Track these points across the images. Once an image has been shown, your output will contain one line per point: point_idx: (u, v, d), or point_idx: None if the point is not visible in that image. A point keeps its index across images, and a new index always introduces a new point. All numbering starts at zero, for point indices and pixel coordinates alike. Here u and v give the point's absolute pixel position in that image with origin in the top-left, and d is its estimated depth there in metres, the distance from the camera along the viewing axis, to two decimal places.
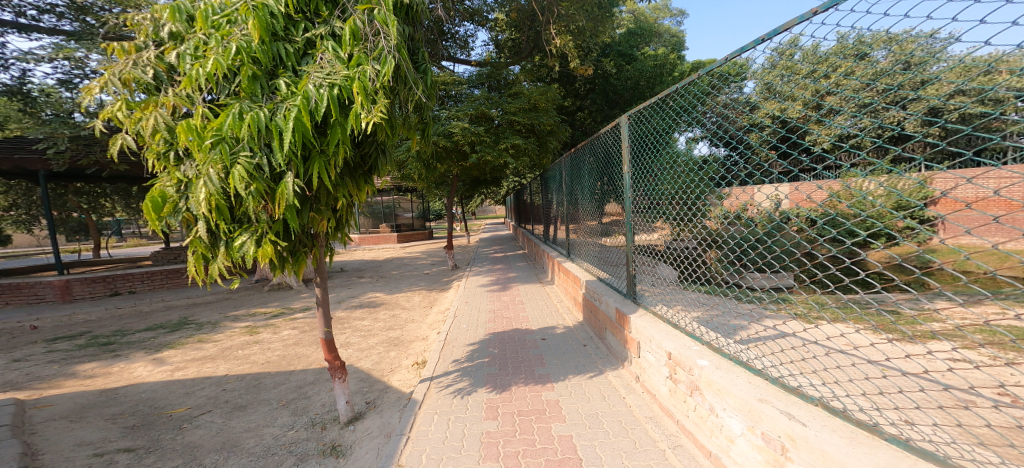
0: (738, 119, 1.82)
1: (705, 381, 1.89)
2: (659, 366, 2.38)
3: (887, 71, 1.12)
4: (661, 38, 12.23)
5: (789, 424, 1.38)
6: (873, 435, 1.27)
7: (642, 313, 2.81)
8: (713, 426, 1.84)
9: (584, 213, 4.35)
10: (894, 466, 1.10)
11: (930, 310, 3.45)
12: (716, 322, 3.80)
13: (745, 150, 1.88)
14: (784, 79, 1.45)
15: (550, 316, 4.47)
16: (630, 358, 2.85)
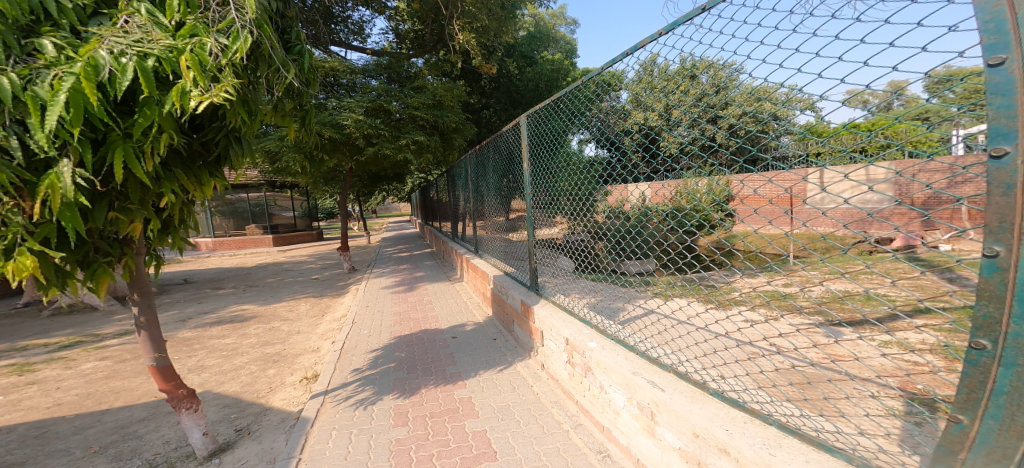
0: (617, 124, 2.07)
1: (594, 362, 2.13)
2: (558, 352, 2.59)
3: (707, 91, 1.42)
4: (557, 45, 13.10)
5: (653, 392, 1.66)
6: (704, 391, 1.62)
7: (544, 303, 3.02)
8: (603, 401, 2.07)
9: (490, 210, 4.45)
10: (716, 414, 1.43)
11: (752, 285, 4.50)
12: (602, 306, 4.39)
13: (622, 153, 2.14)
14: (653, 92, 1.70)
15: (461, 314, 4.48)
16: (535, 348, 3.01)
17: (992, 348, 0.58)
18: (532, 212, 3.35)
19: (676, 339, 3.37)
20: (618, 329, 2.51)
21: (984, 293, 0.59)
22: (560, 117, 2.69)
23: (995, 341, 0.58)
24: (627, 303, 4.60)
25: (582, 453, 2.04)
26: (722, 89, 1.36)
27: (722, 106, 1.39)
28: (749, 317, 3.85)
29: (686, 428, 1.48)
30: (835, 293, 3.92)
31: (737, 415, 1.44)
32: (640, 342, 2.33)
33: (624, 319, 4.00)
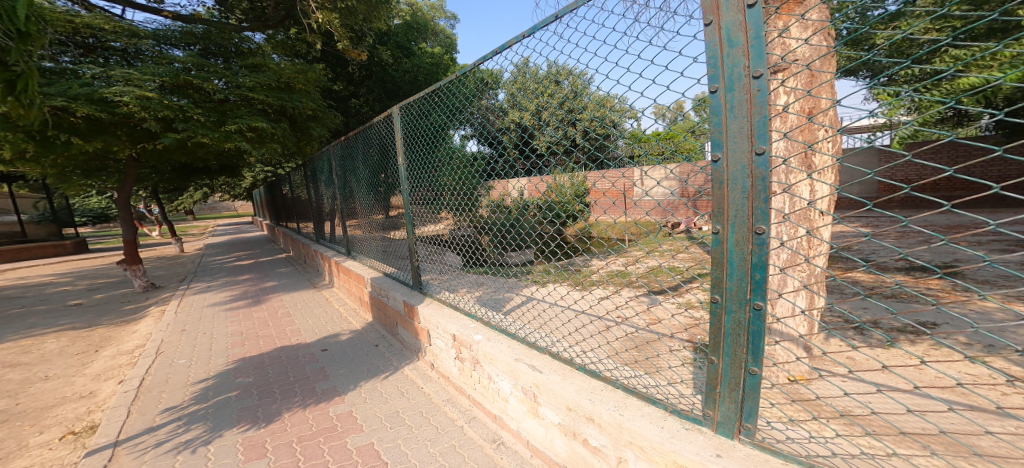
0: (496, 121, 2.16)
1: (481, 354, 2.18)
2: (446, 349, 2.57)
3: (567, 97, 1.63)
4: (435, 37, 12.93)
5: (534, 375, 1.80)
6: (573, 367, 1.84)
7: (429, 302, 2.93)
8: (493, 391, 2.14)
9: (364, 206, 4.12)
10: (585, 385, 1.66)
11: (606, 268, 5.34)
12: (488, 298, 4.59)
13: (502, 149, 2.23)
14: (526, 91, 1.86)
15: (332, 323, 4.06)
16: (423, 348, 2.92)
17: (718, 303, 1.12)
18: (411, 208, 3.19)
19: (555, 323, 3.71)
20: (502, 317, 2.62)
21: (714, 261, 1.10)
22: (438, 111, 2.64)
23: (719, 299, 1.12)
24: (508, 292, 4.86)
25: (478, 446, 2.07)
26: (582, 94, 1.58)
27: (576, 111, 1.59)
28: (606, 296, 4.50)
29: (562, 404, 1.67)
30: (661, 270, 4.89)
31: (597, 384, 1.68)
32: (522, 328, 2.44)
33: (508, 309, 4.20)
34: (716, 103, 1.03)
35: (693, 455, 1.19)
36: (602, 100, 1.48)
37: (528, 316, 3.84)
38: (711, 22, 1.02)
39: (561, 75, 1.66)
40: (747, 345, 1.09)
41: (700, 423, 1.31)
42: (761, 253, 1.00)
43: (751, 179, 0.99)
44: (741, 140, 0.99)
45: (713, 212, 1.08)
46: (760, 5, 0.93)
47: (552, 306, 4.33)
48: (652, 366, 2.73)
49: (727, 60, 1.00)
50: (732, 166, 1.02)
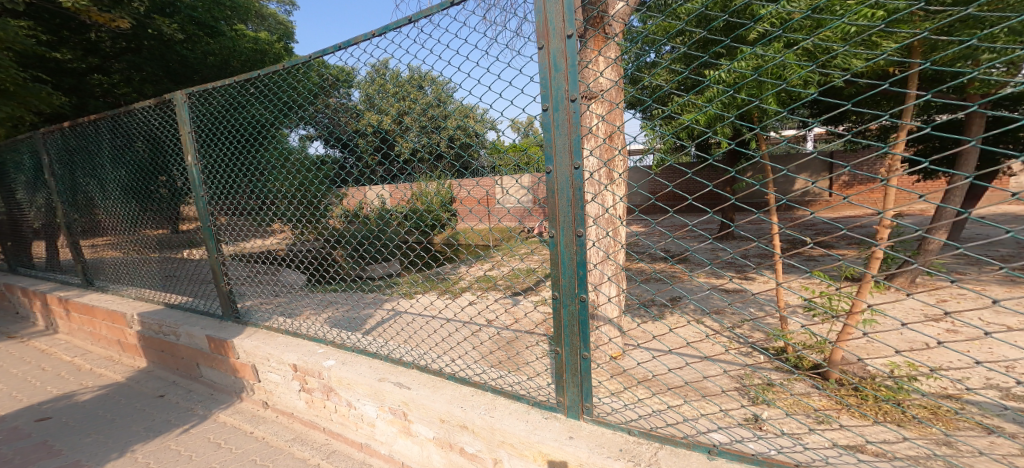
0: (347, 123, 1.98)
1: (333, 381, 1.93)
2: (286, 386, 2.17)
3: (433, 103, 1.65)
4: (259, 21, 11.14)
5: (402, 393, 1.70)
6: (443, 378, 1.78)
7: (257, 331, 2.42)
8: (357, 419, 1.91)
9: (118, 217, 3.30)
10: (441, 396, 1.63)
11: (459, 277, 5.52)
12: (346, 317, 4.14)
13: (355, 151, 2.02)
14: (380, 93, 1.78)
15: (56, 381, 2.92)
16: (248, 386, 2.37)
17: (556, 294, 1.25)
18: (211, 220, 2.47)
19: (422, 334, 3.61)
20: (357, 337, 2.38)
21: (553, 258, 1.22)
22: (260, 107, 2.29)
23: (557, 290, 1.25)
24: (367, 307, 4.52)
25: None
26: (445, 102, 1.59)
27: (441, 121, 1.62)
28: (470, 302, 4.64)
29: (435, 417, 1.60)
30: (515, 274, 5.39)
31: (467, 390, 1.67)
32: (385, 345, 2.24)
33: (369, 327, 3.83)
34: (547, 120, 1.15)
35: (553, 441, 1.29)
36: (462, 109, 1.54)
37: (390, 333, 3.64)
38: (543, 46, 1.13)
39: (417, 82, 1.64)
40: (578, 333, 1.25)
41: (556, 410, 1.43)
42: (583, 249, 1.15)
43: (573, 188, 1.15)
44: (564, 155, 1.13)
45: (547, 219, 1.21)
46: (576, 37, 1.07)
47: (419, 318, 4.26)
48: (518, 363, 3.04)
49: (554, 82, 1.12)
50: (560, 178, 1.16)
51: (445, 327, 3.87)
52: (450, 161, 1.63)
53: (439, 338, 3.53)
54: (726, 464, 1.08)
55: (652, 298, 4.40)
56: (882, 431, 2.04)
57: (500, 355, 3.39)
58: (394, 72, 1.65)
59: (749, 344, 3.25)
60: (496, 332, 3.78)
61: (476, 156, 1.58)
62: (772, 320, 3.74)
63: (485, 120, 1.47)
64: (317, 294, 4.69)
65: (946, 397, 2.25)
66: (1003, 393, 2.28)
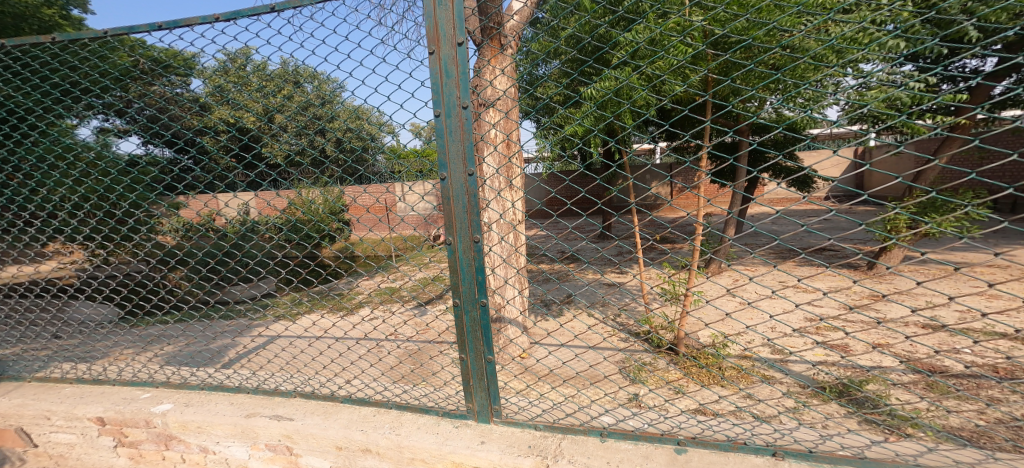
0: (197, 116, 1.73)
1: (172, 428, 1.62)
2: (89, 445, 1.71)
3: (318, 102, 1.59)
4: None
5: (284, 425, 1.51)
6: (335, 402, 1.65)
7: (16, 387, 1.89)
8: (216, 464, 1.62)
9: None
10: (325, 424, 1.50)
11: (347, 297, 5.20)
12: (195, 352, 3.57)
13: (195, 152, 1.80)
14: (247, 85, 1.61)
15: None
16: (15, 457, 1.80)
17: (457, 302, 1.30)
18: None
19: (303, 358, 3.29)
20: (208, 371, 2.02)
21: (452, 266, 1.27)
22: (15, 89, 1.86)
23: (458, 298, 1.29)
24: (220, 341, 3.92)
25: None
26: (330, 102, 1.56)
27: (331, 120, 1.63)
28: (365, 319, 4.45)
29: (328, 446, 1.47)
30: (412, 287, 5.34)
31: (368, 411, 1.58)
32: (251, 376, 1.99)
33: (228, 360, 3.35)
34: (440, 125, 1.19)
35: (465, 449, 1.32)
36: (352, 111, 1.52)
37: (262, 363, 3.23)
38: (434, 52, 1.17)
39: (296, 78, 1.56)
40: (481, 338, 1.31)
41: (466, 418, 1.46)
42: (481, 256, 1.22)
43: (469, 195, 1.20)
44: (458, 162, 1.19)
45: (445, 226, 1.25)
46: (466, 47, 1.14)
47: (301, 342, 3.88)
48: (424, 375, 3.02)
49: (446, 88, 1.17)
50: (455, 184, 1.21)
51: (332, 348, 3.60)
52: (348, 167, 1.65)
53: (330, 361, 3.26)
54: (615, 443, 1.26)
55: (545, 298, 4.84)
56: (710, 394, 2.62)
57: (404, 369, 3.32)
58: (268, 64, 1.53)
59: (621, 331, 3.82)
60: (399, 346, 3.67)
61: (368, 161, 1.63)
62: (636, 308, 4.47)
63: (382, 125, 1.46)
64: (142, 328, 3.97)
65: (744, 357, 3.02)
66: (771, 349, 3.19)
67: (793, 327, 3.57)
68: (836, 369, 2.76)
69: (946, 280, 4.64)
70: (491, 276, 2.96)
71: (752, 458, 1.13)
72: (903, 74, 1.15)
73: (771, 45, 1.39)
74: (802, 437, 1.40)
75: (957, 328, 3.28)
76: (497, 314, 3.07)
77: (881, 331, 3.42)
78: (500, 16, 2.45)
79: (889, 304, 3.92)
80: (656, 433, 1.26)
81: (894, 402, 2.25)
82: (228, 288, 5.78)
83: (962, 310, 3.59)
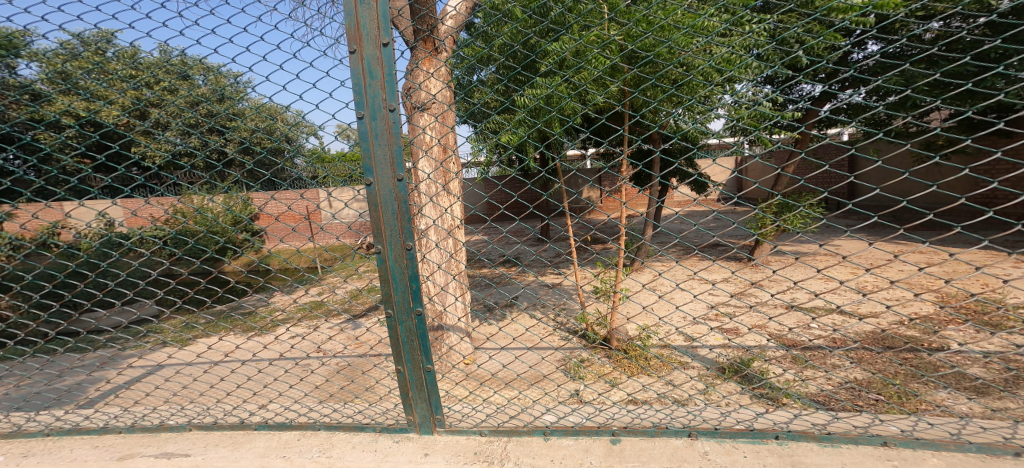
0: (36, 106, 1.42)
1: None
2: None
3: (211, 96, 1.41)
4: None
5: (172, 464, 1.29)
6: (247, 430, 1.46)
7: None
8: None
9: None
10: (223, 459, 1.30)
11: (256, 316, 4.70)
12: (43, 395, 2.94)
13: (25, 151, 1.45)
14: (113, 71, 1.37)
15: None
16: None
17: (390, 312, 1.22)
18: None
19: (199, 387, 2.89)
20: (59, 412, 1.65)
21: (383, 275, 1.19)
22: None
23: (391, 309, 1.22)
24: (69, 378, 3.29)
25: None
26: (232, 98, 1.41)
27: (230, 118, 1.45)
28: (280, 337, 4.07)
29: None
30: (337, 300, 5.03)
31: (287, 436, 1.41)
32: (124, 413, 1.67)
33: (92, 400, 2.82)
34: (363, 128, 1.11)
35: (404, 465, 1.24)
36: (253, 108, 1.37)
37: (144, 399, 2.75)
38: (355, 50, 1.09)
39: (181, 68, 1.36)
40: (418, 348, 1.24)
41: (406, 431, 1.38)
42: (414, 265, 1.16)
43: (399, 202, 1.14)
44: (386, 166, 1.12)
45: (373, 234, 1.16)
46: (392, 46, 1.07)
47: (196, 369, 3.40)
48: (354, 392, 2.83)
49: (370, 90, 1.09)
50: (383, 190, 1.14)
51: (238, 372, 3.20)
52: (249, 169, 1.51)
53: (240, 389, 2.89)
54: (558, 440, 1.28)
55: (484, 303, 4.83)
56: (635, 384, 2.80)
57: (331, 387, 3.07)
58: (147, 49, 1.31)
59: (555, 332, 3.91)
60: (325, 365, 3.39)
61: (279, 164, 1.50)
62: (571, 307, 4.65)
63: (296, 124, 1.35)
64: None
65: (663, 347, 3.29)
66: (682, 336, 3.53)
67: (698, 316, 3.98)
68: (731, 350, 3.15)
69: (799, 268, 5.57)
70: (426, 283, 2.86)
71: (673, 440, 1.23)
72: (768, 94, 1.35)
73: (672, 62, 1.53)
74: (709, 415, 1.53)
75: (809, 307, 3.95)
76: (436, 322, 2.97)
77: (759, 313, 3.98)
78: (429, 18, 2.40)
79: (763, 291, 4.61)
80: (593, 426, 1.30)
81: (772, 375, 2.63)
82: (81, 316, 4.86)
83: (812, 292, 4.35)
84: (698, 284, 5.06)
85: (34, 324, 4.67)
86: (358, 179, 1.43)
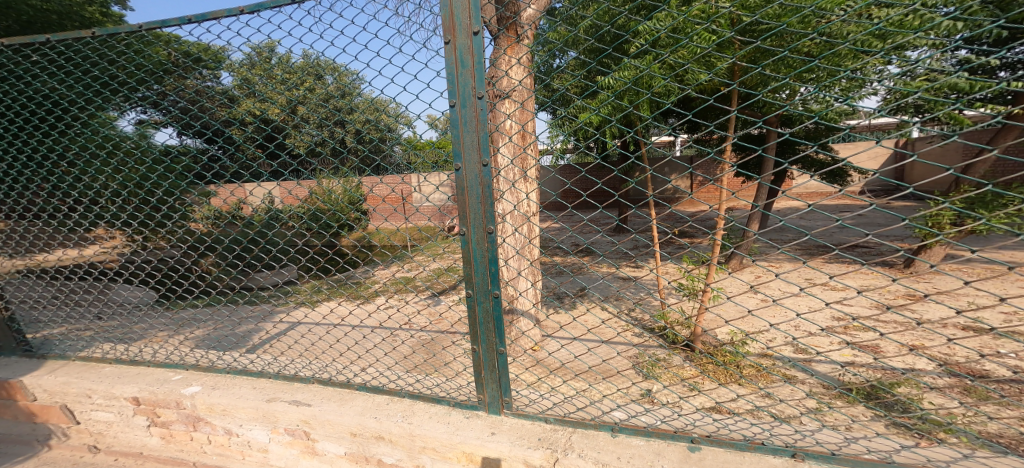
0: (219, 110, 1.81)
1: (200, 409, 1.69)
2: (125, 423, 1.82)
3: (334, 93, 1.63)
4: None
5: (301, 410, 1.55)
6: (351, 389, 1.67)
7: (64, 364, 1.99)
8: (240, 447, 1.69)
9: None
10: (335, 410, 1.52)
11: (361, 288, 5.41)
12: (223, 335, 3.83)
13: (225, 143, 1.86)
14: (265, 78, 1.66)
15: None
16: (60, 432, 1.92)
17: (468, 293, 1.29)
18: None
19: (322, 345, 3.48)
20: (234, 355, 2.09)
21: (465, 257, 1.26)
22: (63, 83, 1.98)
23: (468, 290, 1.28)
24: (244, 325, 4.19)
25: None
26: (349, 94, 1.60)
27: (350, 112, 1.65)
28: (377, 307, 4.66)
29: (343, 432, 1.50)
30: (425, 278, 5.53)
31: (381, 399, 1.59)
32: (274, 361, 2.03)
33: (253, 345, 3.59)
34: (454, 116, 1.17)
35: (474, 440, 1.31)
36: (371, 102, 1.55)
37: (283, 349, 3.41)
38: (449, 41, 1.14)
39: (314, 70, 1.58)
40: (493, 330, 1.29)
41: (476, 409, 1.45)
42: (493, 249, 1.20)
43: (483, 188, 1.18)
44: (472, 152, 1.16)
45: (458, 217, 1.22)
46: (482, 34, 1.10)
47: (319, 328, 4.07)
48: (435, 365, 3.10)
49: (461, 78, 1.14)
50: (469, 175, 1.19)
51: (348, 335, 3.74)
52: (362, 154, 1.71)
53: (352, 351, 3.38)
54: (626, 439, 1.23)
55: (558, 291, 4.88)
56: (727, 392, 2.57)
57: (416, 358, 3.40)
58: (289, 55, 1.55)
59: (636, 326, 3.78)
60: (411, 335, 3.80)
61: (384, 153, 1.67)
62: (651, 302, 4.44)
63: (398, 116, 1.48)
64: (176, 312, 4.30)
65: (765, 355, 2.96)
66: (795, 348, 3.10)
67: (816, 326, 3.47)
68: (868, 371, 2.69)
69: (998, 281, 4.45)
70: (503, 268, 2.97)
71: (770, 459, 1.09)
72: (950, 60, 1.06)
73: (808, 28, 1.31)
74: (824, 438, 1.34)
75: (1002, 331, 3.14)
76: (510, 306, 3.09)
77: (916, 331, 3.28)
78: (516, 6, 2.42)
79: (930, 306, 3.81)
80: (669, 430, 1.22)
81: (924, 406, 2.17)
82: (254, 274, 6.12)
83: (1007, 313, 3.48)
84: (823, 290, 4.41)
85: (225, 278, 6.04)
86: (447, 166, 1.52)
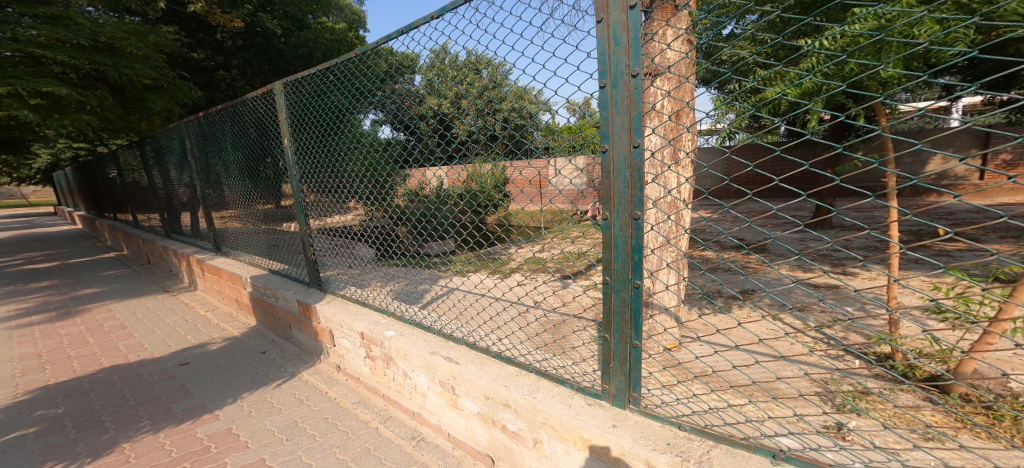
0: (411, 106, 2.13)
1: (395, 351, 2.08)
2: (356, 352, 2.39)
3: (487, 84, 1.66)
4: (342, 14, 11.71)
5: (451, 367, 1.77)
6: (489, 356, 1.83)
7: (335, 298, 2.71)
8: (411, 388, 2.05)
9: (237, 194, 3.88)
10: (478, 371, 1.70)
11: (507, 265, 5.89)
12: (408, 291, 4.77)
13: (419, 137, 2.18)
14: (441, 77, 1.92)
15: (193, 332, 3.56)
16: (325, 349, 2.67)
17: (606, 279, 1.21)
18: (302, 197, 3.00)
19: (472, 313, 3.95)
20: (417, 312, 2.51)
21: (603, 241, 1.19)
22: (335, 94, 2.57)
23: (606, 276, 1.21)
24: (424, 284, 5.12)
25: (396, 445, 1.96)
26: (499, 85, 1.64)
27: (493, 97, 1.67)
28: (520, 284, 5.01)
29: (479, 393, 1.66)
30: (563, 263, 5.63)
31: (512, 370, 1.69)
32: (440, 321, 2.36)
33: (427, 301, 4.37)
34: (604, 98, 1.09)
35: (594, 428, 1.25)
36: (513, 89, 1.56)
37: (445, 309, 4.05)
38: (602, 19, 1.07)
39: (475, 63, 1.72)
40: (629, 322, 1.19)
41: (600, 399, 1.38)
42: (638, 234, 1.09)
43: (632, 169, 1.09)
44: (623, 132, 1.08)
45: (601, 201, 1.16)
46: (639, 7, 1.00)
47: (471, 295, 4.66)
48: (562, 347, 3.12)
49: (613, 57, 1.06)
50: (616, 157, 1.10)
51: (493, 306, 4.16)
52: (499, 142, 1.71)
53: (497, 322, 3.73)
54: None
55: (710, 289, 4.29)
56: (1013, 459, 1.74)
57: (546, 337, 3.52)
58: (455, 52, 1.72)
59: (836, 346, 2.97)
60: (543, 314, 3.94)
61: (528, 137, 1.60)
62: (861, 318, 3.42)
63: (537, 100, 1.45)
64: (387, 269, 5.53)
65: None
66: None
67: None
68: None
69: None
70: (646, 258, 2.77)
71: None
72: None
73: None
74: None
75: None
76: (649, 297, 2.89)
77: None
78: None
79: None
80: None
81: None
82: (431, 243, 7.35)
83: None
84: None
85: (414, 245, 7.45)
86: (591, 148, 1.47)
